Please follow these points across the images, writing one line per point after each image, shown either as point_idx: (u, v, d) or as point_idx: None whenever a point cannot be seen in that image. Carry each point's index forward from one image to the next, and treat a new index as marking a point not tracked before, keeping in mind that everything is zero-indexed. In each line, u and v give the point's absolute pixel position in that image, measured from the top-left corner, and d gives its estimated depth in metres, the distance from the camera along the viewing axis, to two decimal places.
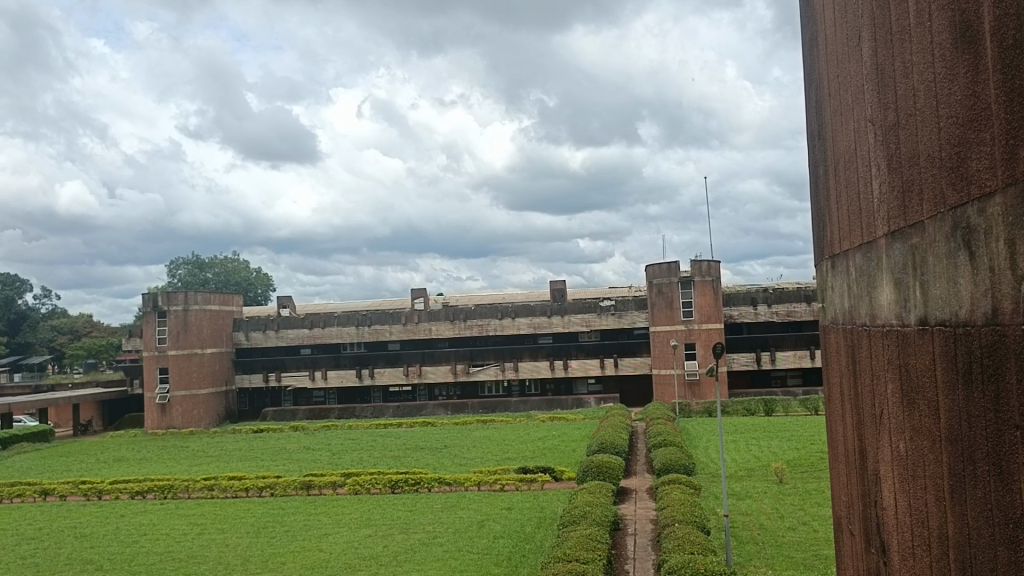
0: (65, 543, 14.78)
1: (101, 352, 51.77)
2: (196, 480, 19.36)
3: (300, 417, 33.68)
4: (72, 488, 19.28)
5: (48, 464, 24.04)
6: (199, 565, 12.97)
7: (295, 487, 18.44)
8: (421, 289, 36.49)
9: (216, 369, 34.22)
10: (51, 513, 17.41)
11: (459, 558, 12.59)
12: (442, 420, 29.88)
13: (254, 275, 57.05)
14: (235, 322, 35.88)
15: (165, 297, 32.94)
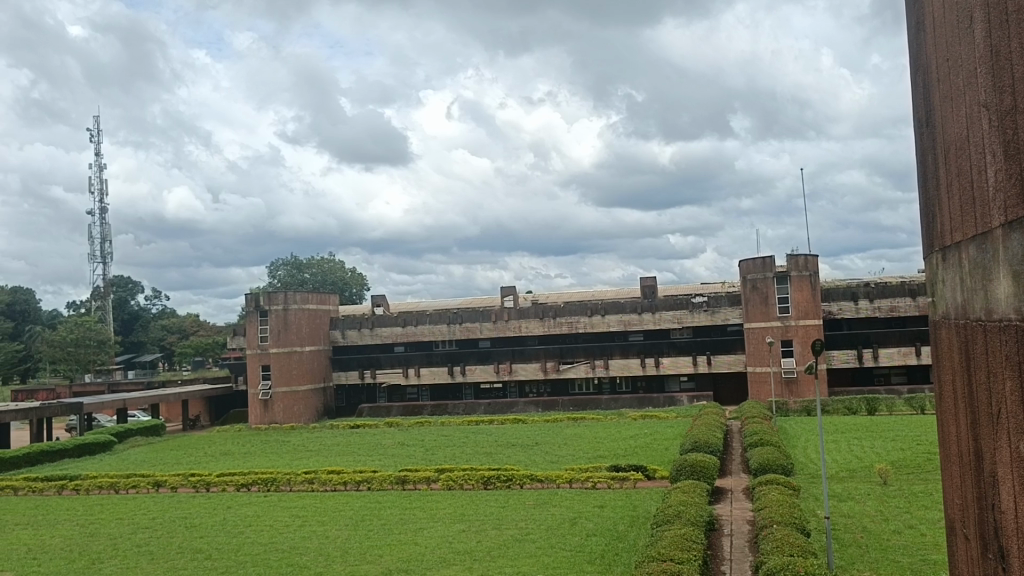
0: (176, 532, 15.53)
1: (208, 351, 54.27)
2: (297, 474, 20.05)
3: (395, 413, 34.39)
4: (182, 480, 20.23)
5: (160, 457, 25.29)
6: (301, 556, 13.41)
7: (391, 482, 18.85)
8: (510, 287, 36.69)
9: (315, 367, 35.33)
10: (163, 504, 18.32)
11: (552, 556, 12.60)
12: (533, 417, 29.96)
13: (349, 275, 58.53)
14: (332, 321, 36.91)
15: (266, 297, 34.17)
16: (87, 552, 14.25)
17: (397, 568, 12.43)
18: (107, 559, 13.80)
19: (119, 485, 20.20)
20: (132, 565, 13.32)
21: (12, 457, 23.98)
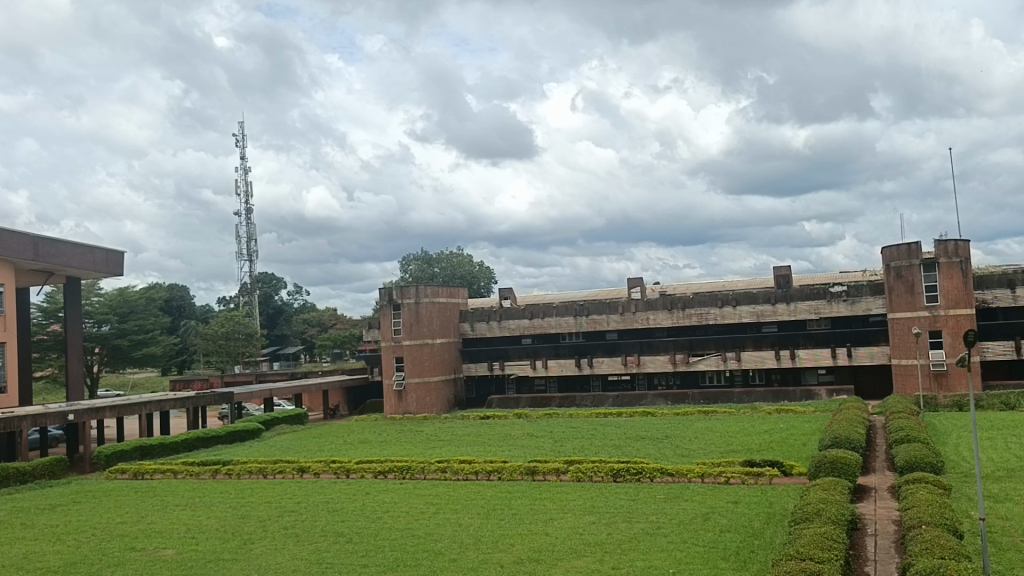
0: (319, 516, 16.34)
1: (345, 343, 56.56)
2: (431, 463, 20.64)
3: (523, 405, 34.80)
4: (324, 467, 21.24)
5: (304, 444, 26.66)
6: (436, 543, 13.79)
7: (521, 472, 19.09)
8: (638, 278, 36.31)
9: (446, 358, 36.25)
10: (307, 488, 19.29)
11: (684, 550, 12.42)
12: (663, 410, 29.60)
13: (477, 268, 59.43)
14: (461, 314, 37.70)
15: (399, 291, 35.27)
16: (240, 533, 15.20)
17: (529, 557, 12.58)
18: (257, 540, 14.67)
19: (267, 470, 21.44)
20: (280, 546, 14.11)
21: (173, 442, 25.88)
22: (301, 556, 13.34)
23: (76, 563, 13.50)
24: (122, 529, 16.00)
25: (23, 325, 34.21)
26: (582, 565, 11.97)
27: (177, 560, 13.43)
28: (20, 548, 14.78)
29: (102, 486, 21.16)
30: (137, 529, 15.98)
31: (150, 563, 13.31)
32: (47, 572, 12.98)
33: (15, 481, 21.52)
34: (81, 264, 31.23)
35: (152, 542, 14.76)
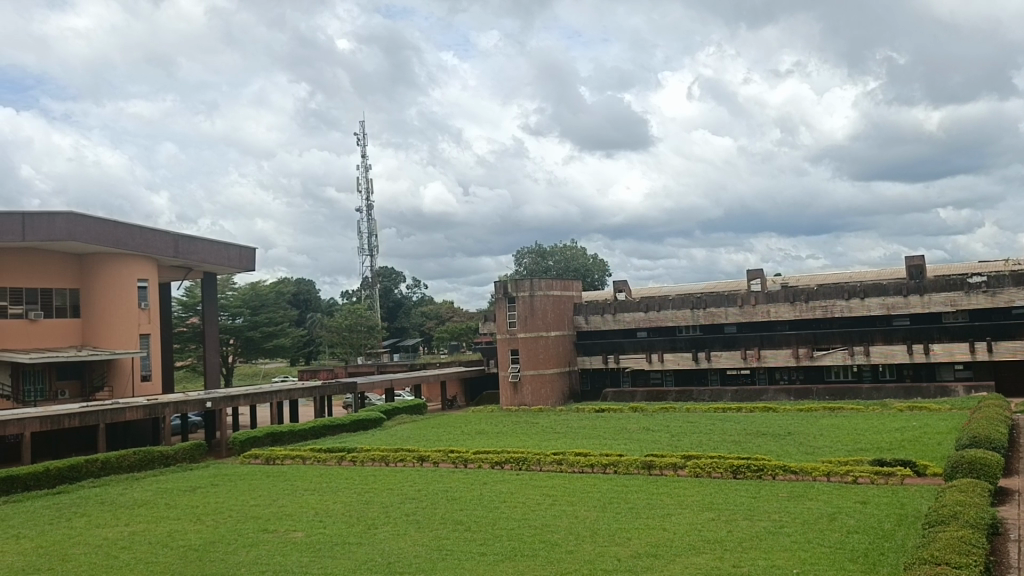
0: (439, 504, 16.75)
1: (462, 335, 57.51)
2: (547, 454, 20.78)
3: (639, 398, 34.47)
4: (443, 456, 21.73)
5: (423, 433, 27.35)
6: (553, 534, 13.88)
7: (637, 467, 18.93)
8: (757, 270, 35.27)
9: (560, 351, 36.36)
10: (426, 477, 19.79)
11: (809, 551, 12.02)
12: (785, 406, 28.67)
13: (591, 261, 59.15)
14: (576, 307, 37.66)
15: (513, 284, 35.57)
16: (363, 518, 15.75)
17: (646, 552, 12.48)
18: (381, 525, 15.17)
19: (389, 458, 22.14)
20: (402, 532, 14.54)
21: (301, 430, 27.08)
22: (422, 542, 13.70)
23: (215, 542, 14.34)
24: (255, 511, 16.89)
25: (166, 318, 36.58)
26: (701, 563, 11.76)
27: (306, 543, 14.07)
28: (164, 526, 15.84)
29: (237, 470, 22.38)
30: (270, 512, 16.84)
31: (281, 545, 13.99)
32: (189, 550, 13.86)
33: (160, 464, 23.06)
34: (216, 260, 33.06)
35: (283, 525, 15.51)
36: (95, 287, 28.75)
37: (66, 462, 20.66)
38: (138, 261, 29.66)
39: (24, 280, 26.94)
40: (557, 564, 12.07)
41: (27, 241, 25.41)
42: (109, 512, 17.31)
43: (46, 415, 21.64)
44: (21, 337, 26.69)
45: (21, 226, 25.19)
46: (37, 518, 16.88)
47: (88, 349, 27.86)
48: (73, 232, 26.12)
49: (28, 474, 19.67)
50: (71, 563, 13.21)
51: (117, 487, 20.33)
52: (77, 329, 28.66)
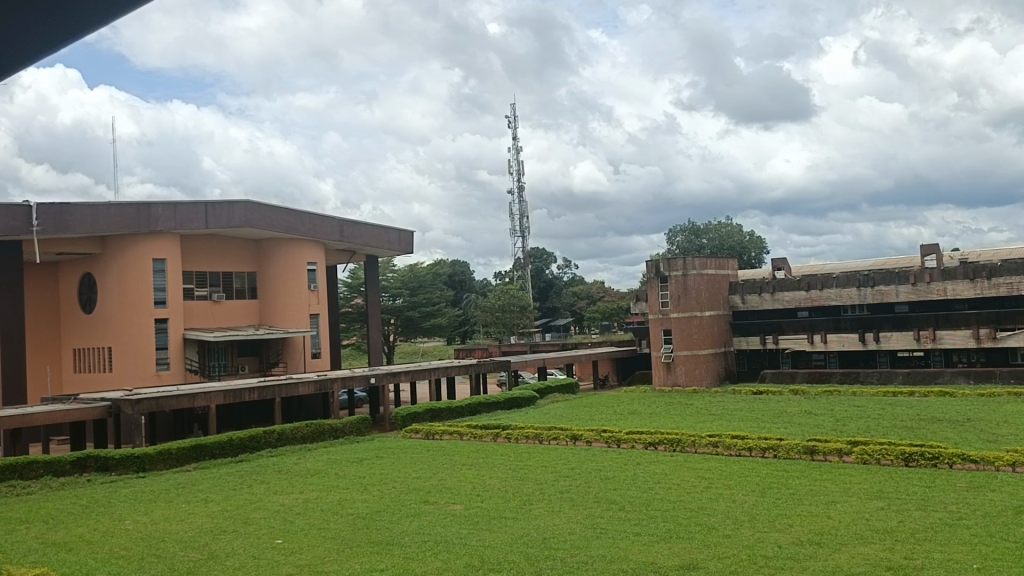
0: (593, 483, 16.84)
1: (613, 315, 57.22)
2: (702, 436, 20.40)
3: (800, 380, 33.12)
4: (596, 435, 21.80)
5: (576, 412, 27.57)
6: (710, 517, 13.64)
7: (799, 451, 18.24)
8: (932, 245, 32.91)
9: (715, 331, 35.50)
10: (580, 456, 19.94)
11: (991, 546, 11.17)
12: (964, 390, 26.69)
13: (747, 239, 57.18)
14: (732, 286, 36.60)
15: (666, 263, 34.97)
16: (519, 494, 16.08)
17: (810, 540, 12.02)
18: (536, 501, 15.45)
19: (543, 436, 22.45)
20: (557, 509, 14.73)
21: (459, 406, 27.93)
22: (577, 520, 13.85)
23: (380, 511, 15.11)
24: (417, 484, 17.64)
25: (333, 298, 38.65)
26: (869, 553, 11.20)
27: (464, 515, 14.55)
28: (335, 494, 16.84)
29: (399, 443, 23.45)
30: (430, 484, 17.54)
31: (441, 516, 14.53)
32: (356, 518, 14.67)
33: (329, 436, 24.52)
34: (378, 244, 34.57)
35: (442, 497, 16.11)
36: (269, 270, 30.78)
37: (246, 432, 22.35)
38: (307, 245, 31.47)
39: (208, 264, 29.23)
40: (714, 549, 11.83)
41: (210, 228, 27.46)
42: (285, 480, 18.60)
43: (229, 389, 23.46)
44: (206, 316, 29.00)
45: (205, 214, 27.23)
46: (224, 484, 18.39)
47: (265, 328, 29.94)
48: (250, 218, 28.06)
49: (214, 443, 21.45)
50: (253, 526, 14.30)
51: (291, 457, 21.78)
52: (254, 309, 30.85)
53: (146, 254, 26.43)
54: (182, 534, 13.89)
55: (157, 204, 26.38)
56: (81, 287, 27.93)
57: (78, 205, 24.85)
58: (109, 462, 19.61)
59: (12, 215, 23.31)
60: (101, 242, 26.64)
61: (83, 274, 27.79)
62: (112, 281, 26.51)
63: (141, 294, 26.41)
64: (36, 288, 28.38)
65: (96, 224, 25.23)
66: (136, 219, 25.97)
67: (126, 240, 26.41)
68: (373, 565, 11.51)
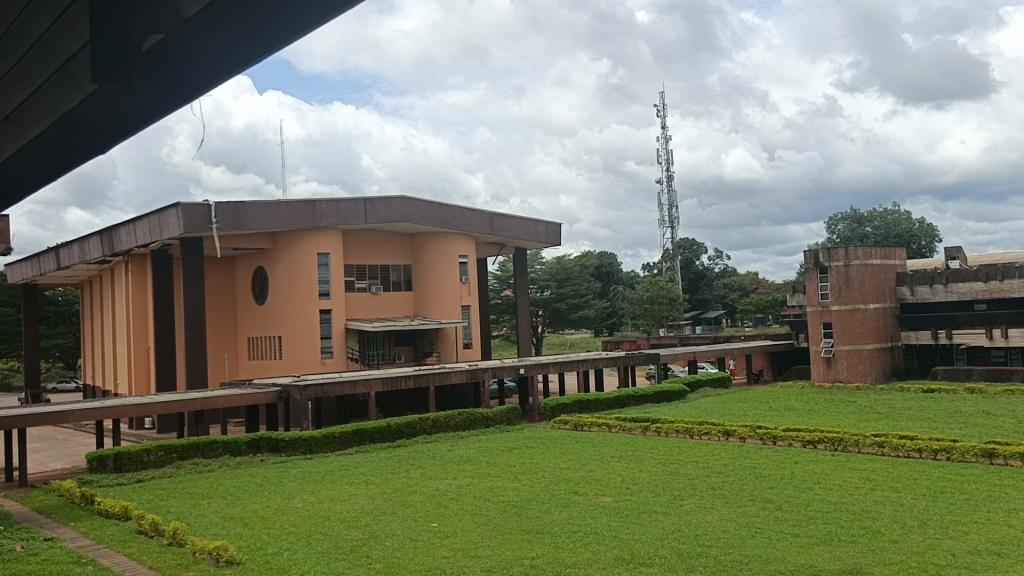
0: (747, 480, 16.33)
1: (768, 307, 55.13)
2: (866, 435, 19.34)
3: (976, 378, 30.74)
4: (750, 432, 21.14)
5: (729, 407, 26.85)
6: (874, 520, 12.92)
7: (975, 454, 16.94)
8: None
9: (881, 325, 33.53)
10: (733, 452, 19.39)
11: None
12: None
13: (917, 227, 53.54)
14: (899, 277, 34.45)
15: (826, 253, 33.37)
16: (670, 489, 15.84)
17: (988, 549, 11.15)
18: (687, 497, 15.17)
19: (694, 431, 22.00)
20: (709, 506, 14.41)
21: (607, 398, 27.85)
22: (731, 518, 13.49)
23: (531, 500, 15.31)
24: (567, 474, 17.74)
25: (483, 290, 39.47)
26: None
27: (614, 508, 14.49)
28: (487, 482, 17.22)
29: (549, 434, 23.67)
30: (580, 475, 17.59)
31: (591, 508, 14.53)
32: (508, 506, 14.93)
33: (481, 425, 25.07)
34: (527, 236, 34.98)
35: (592, 489, 16.12)
36: (424, 263, 31.81)
37: (403, 419, 23.27)
38: (459, 239, 32.28)
39: (367, 258, 30.64)
40: (880, 554, 11.20)
41: (369, 223, 28.66)
42: (439, 466, 19.22)
43: (387, 377, 24.51)
44: (366, 307, 30.40)
45: (364, 210, 28.43)
46: (382, 467, 19.23)
47: (420, 319, 31.03)
48: (406, 213, 29.06)
49: (374, 428, 22.49)
50: (411, 509, 14.86)
51: (446, 444, 22.47)
52: (410, 301, 32.03)
53: (312, 248, 27.99)
54: (346, 514, 14.63)
55: (321, 201, 27.80)
56: (254, 280, 29.99)
57: (251, 204, 26.54)
58: (280, 444, 20.94)
59: (195, 214, 25.23)
60: (271, 238, 28.44)
61: (257, 268, 29.82)
62: (282, 273, 28.30)
63: (308, 287, 28.04)
64: (215, 281, 30.70)
65: (268, 221, 26.89)
66: (302, 215, 27.49)
67: (295, 235, 28.08)
68: (525, 552, 11.67)
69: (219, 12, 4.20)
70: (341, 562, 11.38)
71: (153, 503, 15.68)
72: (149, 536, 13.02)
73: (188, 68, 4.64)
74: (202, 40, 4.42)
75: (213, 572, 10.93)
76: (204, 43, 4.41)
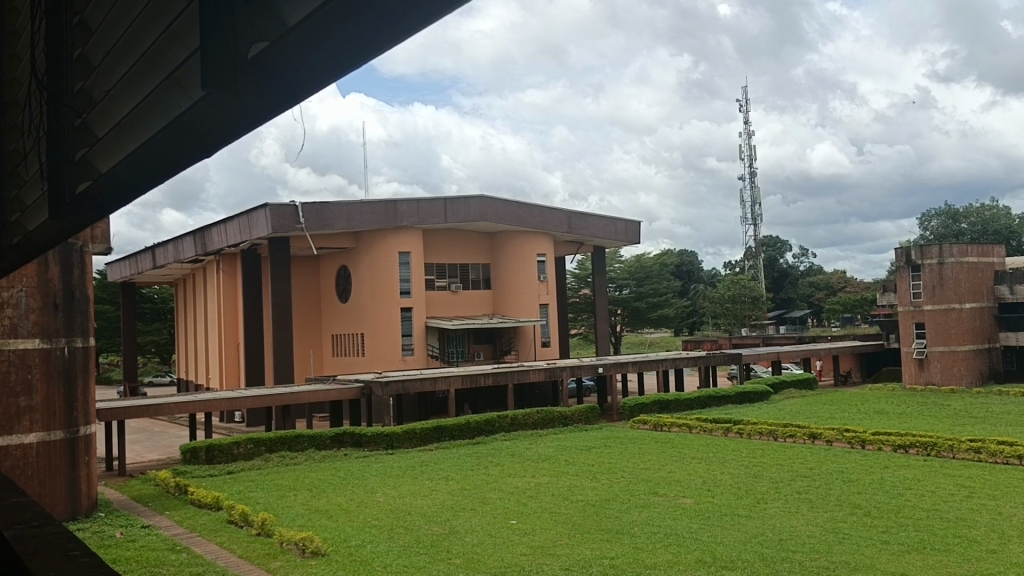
0: (834, 485, 15.86)
1: (856, 307, 53.38)
2: (961, 440, 18.55)
3: None
4: (837, 435, 20.53)
5: (815, 409, 26.15)
6: (970, 529, 12.37)
7: None
8: None
9: (978, 326, 32.08)
10: (819, 455, 18.88)
11: None
12: None
13: (1017, 223, 50.99)
14: (997, 275, 32.89)
15: (918, 251, 32.13)
16: (753, 492, 15.51)
17: None
18: (771, 500, 14.83)
19: (778, 433, 21.50)
20: (794, 510, 14.04)
21: (687, 399, 27.48)
22: (817, 522, 13.12)
23: (610, 500, 15.22)
24: (647, 475, 17.57)
25: (561, 289, 39.49)
26: None
27: (695, 510, 14.28)
28: (565, 480, 17.21)
29: (628, 433, 23.50)
30: (659, 476, 17.39)
31: (671, 509, 14.35)
32: (587, 505, 14.89)
33: (559, 423, 25.05)
34: (606, 235, 34.80)
35: (672, 490, 15.93)
36: (503, 262, 31.97)
37: (482, 417, 23.46)
38: (537, 237, 32.31)
39: (447, 257, 31.03)
40: (977, 564, 10.73)
41: (449, 222, 28.96)
42: (518, 464, 19.28)
43: (466, 374, 24.76)
44: (445, 306, 30.78)
45: (444, 209, 28.75)
46: (462, 464, 19.41)
47: (498, 317, 31.23)
48: (485, 213, 29.24)
49: (453, 425, 22.76)
50: (490, 506, 14.97)
51: (524, 442, 22.54)
52: (489, 299, 32.25)
53: (393, 248, 28.46)
54: (427, 509, 14.85)
55: (402, 201, 28.24)
56: (338, 278, 30.70)
57: (336, 204, 27.18)
58: (362, 439, 21.39)
59: (282, 214, 25.99)
60: (354, 238, 29.09)
61: (341, 267, 30.52)
62: (365, 273, 28.93)
63: (390, 285, 28.54)
64: (301, 280, 31.57)
65: (351, 221, 27.49)
66: (384, 215, 27.98)
67: (377, 235, 28.64)
68: (604, 552, 11.64)
69: (329, 8, 2.31)
70: (421, 556, 11.54)
71: (243, 494, 16.25)
72: (239, 525, 13.49)
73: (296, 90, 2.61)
74: (307, 63, 2.52)
75: (299, 562, 11.26)
76: (307, 68, 2.51)
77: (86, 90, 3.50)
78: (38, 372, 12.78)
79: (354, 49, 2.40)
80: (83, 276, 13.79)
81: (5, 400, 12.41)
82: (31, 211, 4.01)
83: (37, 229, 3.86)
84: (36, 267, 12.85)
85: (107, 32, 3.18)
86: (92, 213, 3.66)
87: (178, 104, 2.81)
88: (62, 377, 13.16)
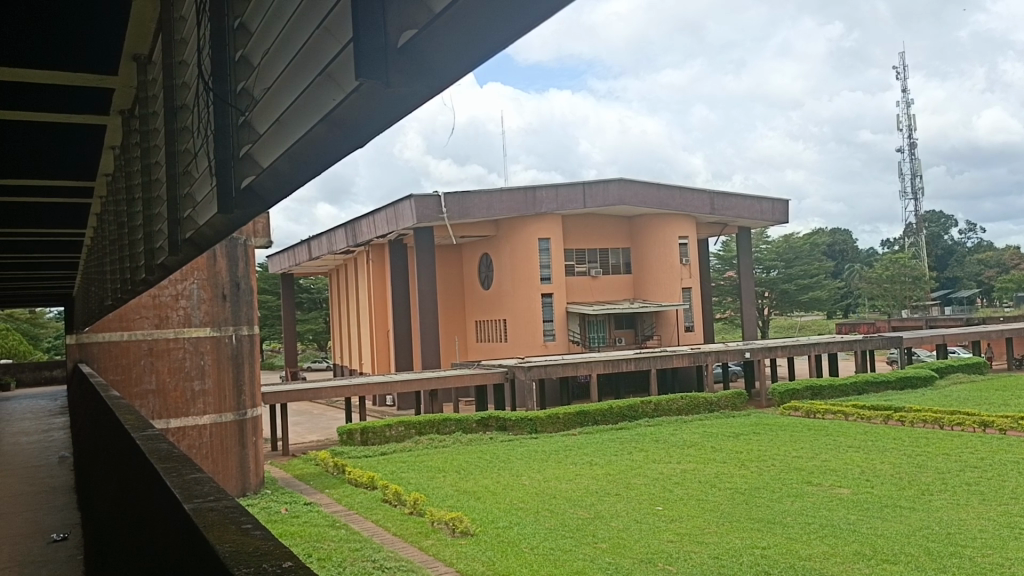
0: (1009, 477, 14.65)
1: None
2: None
3: None
4: (1011, 423, 18.97)
5: (985, 396, 24.21)
6: None
7: None
8: None
9: None
10: (992, 445, 17.50)
11: None
12: None
13: None
14: None
15: None
16: (916, 482, 14.60)
17: None
18: (937, 492, 13.88)
19: (944, 421, 20.08)
20: (964, 503, 13.09)
21: (842, 385, 26.18)
22: (989, 516, 12.18)
23: (760, 488, 14.76)
24: (799, 463, 16.89)
25: (705, 272, 38.53)
26: None
27: (852, 500, 13.60)
28: (712, 467, 16.81)
29: (779, 420, 22.70)
30: (813, 464, 16.69)
31: (826, 500, 13.72)
32: (735, 493, 14.51)
33: (705, 410, 24.47)
34: (750, 215, 33.68)
35: (827, 479, 15.23)
36: (643, 245, 31.53)
37: (625, 402, 23.32)
38: (679, 220, 31.61)
39: (586, 242, 31.01)
40: None
41: (589, 207, 28.72)
42: (663, 450, 19.02)
43: (608, 359, 24.63)
44: (587, 291, 30.78)
45: (583, 194, 28.57)
46: (606, 449, 19.38)
47: (640, 302, 30.91)
48: (623, 196, 28.78)
49: (596, 411, 22.72)
50: (635, 491, 14.85)
51: (669, 427, 22.22)
52: (629, 284, 31.97)
53: (533, 235, 28.70)
54: (571, 492, 14.92)
55: (541, 188, 28.29)
56: (481, 266, 31.30)
57: (476, 193, 27.68)
58: (507, 423, 21.83)
59: (425, 205, 26.68)
60: (495, 226, 29.59)
61: (483, 255, 31.11)
62: (507, 260, 29.46)
63: (531, 272, 28.82)
64: (445, 269, 32.48)
65: (491, 209, 27.88)
66: (524, 202, 28.18)
67: (518, 223, 28.97)
68: (754, 541, 11.32)
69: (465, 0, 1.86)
70: (568, 539, 11.62)
71: (395, 474, 16.92)
72: (394, 504, 14.06)
73: (433, 75, 2.18)
74: (447, 52, 2.09)
75: (450, 541, 11.61)
76: (447, 60, 2.09)
77: (247, 89, 3.65)
78: (210, 358, 13.78)
79: (490, 38, 1.94)
80: (246, 268, 14.78)
81: (182, 384, 13.40)
82: (202, 205, 4.25)
83: (207, 223, 4.11)
84: (205, 260, 13.81)
85: (268, 31, 3.27)
86: (256, 206, 3.82)
87: (331, 96, 2.83)
88: (230, 363, 14.20)
